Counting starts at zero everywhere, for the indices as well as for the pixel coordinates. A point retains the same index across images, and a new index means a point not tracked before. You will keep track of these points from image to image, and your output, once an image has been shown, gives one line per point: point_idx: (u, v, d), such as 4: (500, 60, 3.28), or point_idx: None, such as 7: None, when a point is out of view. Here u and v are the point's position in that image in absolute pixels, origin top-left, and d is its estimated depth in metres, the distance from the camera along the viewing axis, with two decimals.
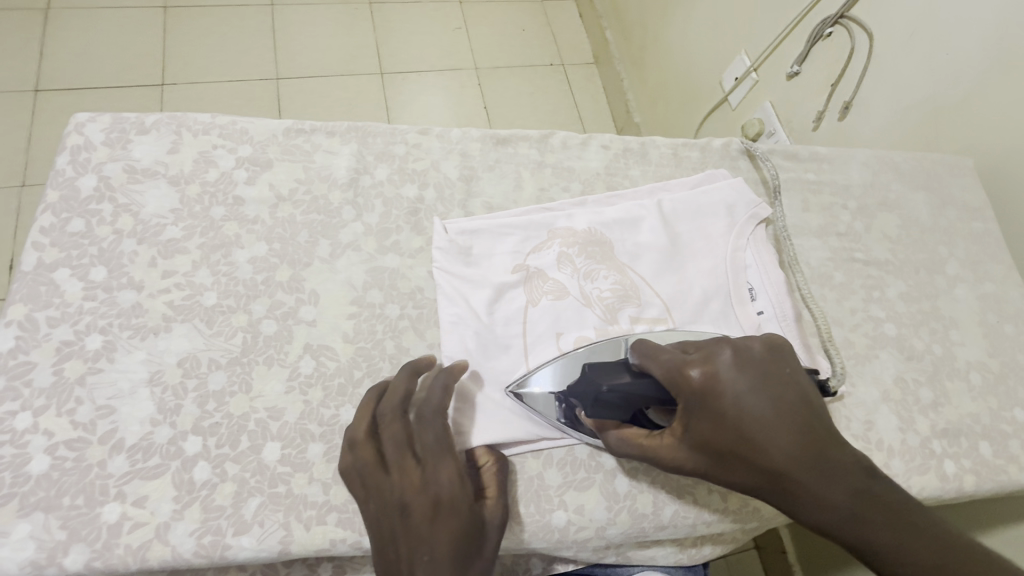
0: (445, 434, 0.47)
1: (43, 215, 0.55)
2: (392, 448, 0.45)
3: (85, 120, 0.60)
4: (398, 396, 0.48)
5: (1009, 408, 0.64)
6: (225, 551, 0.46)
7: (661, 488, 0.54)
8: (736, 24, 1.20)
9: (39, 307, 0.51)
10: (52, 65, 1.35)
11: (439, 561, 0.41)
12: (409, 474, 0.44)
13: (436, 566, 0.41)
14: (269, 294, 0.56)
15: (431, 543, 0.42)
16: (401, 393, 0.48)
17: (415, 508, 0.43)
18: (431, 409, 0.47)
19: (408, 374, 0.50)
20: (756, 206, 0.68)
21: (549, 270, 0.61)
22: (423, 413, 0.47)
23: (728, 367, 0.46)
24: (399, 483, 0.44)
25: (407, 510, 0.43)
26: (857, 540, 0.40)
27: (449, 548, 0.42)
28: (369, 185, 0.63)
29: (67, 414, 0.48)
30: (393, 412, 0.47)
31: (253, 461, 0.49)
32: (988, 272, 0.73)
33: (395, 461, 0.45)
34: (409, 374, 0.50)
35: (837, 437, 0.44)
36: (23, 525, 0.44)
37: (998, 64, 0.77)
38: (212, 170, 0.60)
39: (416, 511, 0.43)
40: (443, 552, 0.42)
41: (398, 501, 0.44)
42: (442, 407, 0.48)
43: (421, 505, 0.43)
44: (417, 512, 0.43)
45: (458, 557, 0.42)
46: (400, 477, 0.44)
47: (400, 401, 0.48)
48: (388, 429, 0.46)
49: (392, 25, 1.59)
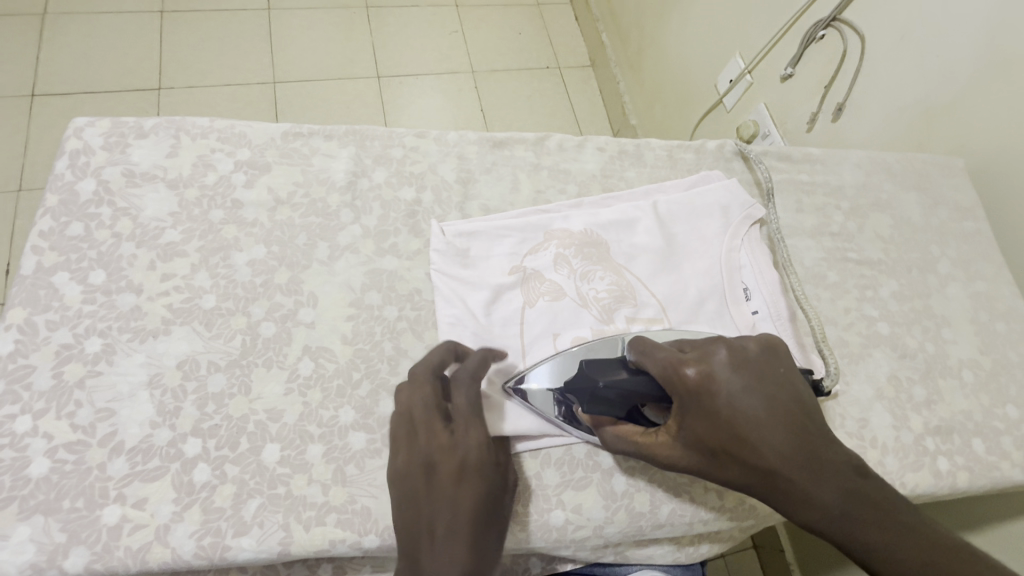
0: (476, 401, 0.48)
1: (42, 220, 0.55)
2: (422, 411, 0.47)
3: (84, 125, 0.60)
4: (432, 361, 0.50)
5: (1001, 405, 0.65)
6: (225, 553, 0.46)
7: (658, 486, 0.55)
8: (730, 27, 1.21)
9: (38, 311, 0.52)
10: (49, 70, 1.35)
11: (461, 521, 0.42)
12: (438, 435, 0.46)
13: (459, 525, 0.42)
14: (268, 296, 0.56)
15: (455, 504, 0.43)
16: (438, 359, 0.50)
17: (441, 468, 0.45)
18: (465, 376, 0.49)
19: (446, 347, 0.51)
20: (750, 207, 0.69)
21: (546, 271, 0.61)
22: (456, 380, 0.49)
23: (723, 367, 0.46)
24: (427, 443, 0.46)
25: (433, 470, 0.45)
26: (845, 538, 0.41)
27: (472, 510, 0.43)
28: (367, 188, 0.63)
29: (67, 417, 0.48)
30: (427, 375, 0.49)
31: (253, 463, 0.50)
32: (979, 270, 0.74)
33: (425, 422, 0.46)
34: (447, 347, 0.52)
35: (829, 436, 0.45)
36: (22, 528, 0.44)
37: (987, 65, 0.78)
38: (211, 173, 0.60)
39: (442, 471, 0.44)
40: (466, 514, 0.43)
41: (424, 460, 0.45)
42: (477, 373, 0.50)
43: (448, 465, 0.45)
44: (444, 472, 0.44)
45: (480, 517, 0.43)
46: (430, 437, 0.46)
47: (434, 366, 0.50)
48: (419, 392, 0.48)
49: (388, 29, 1.59)
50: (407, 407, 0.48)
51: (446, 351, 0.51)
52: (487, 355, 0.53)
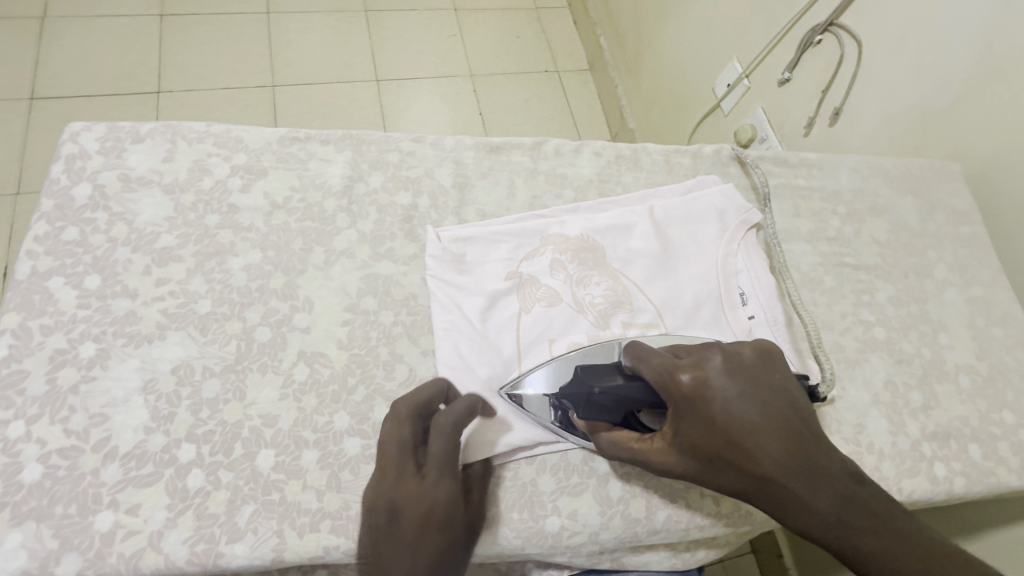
0: (452, 453, 0.47)
1: (38, 224, 0.55)
2: (396, 452, 0.47)
3: (80, 129, 0.60)
4: (418, 401, 0.50)
5: (998, 410, 0.65)
6: (218, 560, 0.46)
7: (654, 492, 0.55)
8: (728, 32, 1.21)
9: (33, 316, 0.51)
10: (48, 73, 1.35)
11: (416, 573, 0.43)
12: (408, 480, 0.46)
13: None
14: (264, 302, 0.56)
15: (414, 553, 0.43)
16: (424, 398, 0.50)
17: (406, 513, 0.45)
18: (447, 426, 0.47)
19: (437, 387, 0.51)
20: (746, 212, 0.69)
21: (542, 276, 0.61)
22: (438, 427, 0.47)
23: (718, 373, 0.46)
24: (395, 487, 0.46)
25: (398, 514, 0.45)
26: (841, 545, 0.41)
27: (429, 561, 0.43)
28: (363, 193, 0.63)
29: (60, 423, 0.48)
30: (409, 415, 0.49)
31: (247, 468, 0.49)
32: (976, 276, 0.74)
33: (398, 464, 0.47)
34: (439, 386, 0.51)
35: (825, 443, 0.44)
36: (15, 534, 0.44)
37: (984, 70, 0.78)
38: (207, 178, 0.60)
39: (406, 517, 0.45)
40: (423, 565, 0.43)
41: (389, 504, 0.45)
42: (458, 424, 0.48)
43: (413, 512, 0.44)
44: (407, 518, 0.44)
45: (436, 569, 0.44)
46: (399, 481, 0.46)
47: (418, 406, 0.49)
48: (397, 433, 0.48)
49: (387, 33, 1.60)
50: (384, 445, 0.48)
51: (434, 392, 0.51)
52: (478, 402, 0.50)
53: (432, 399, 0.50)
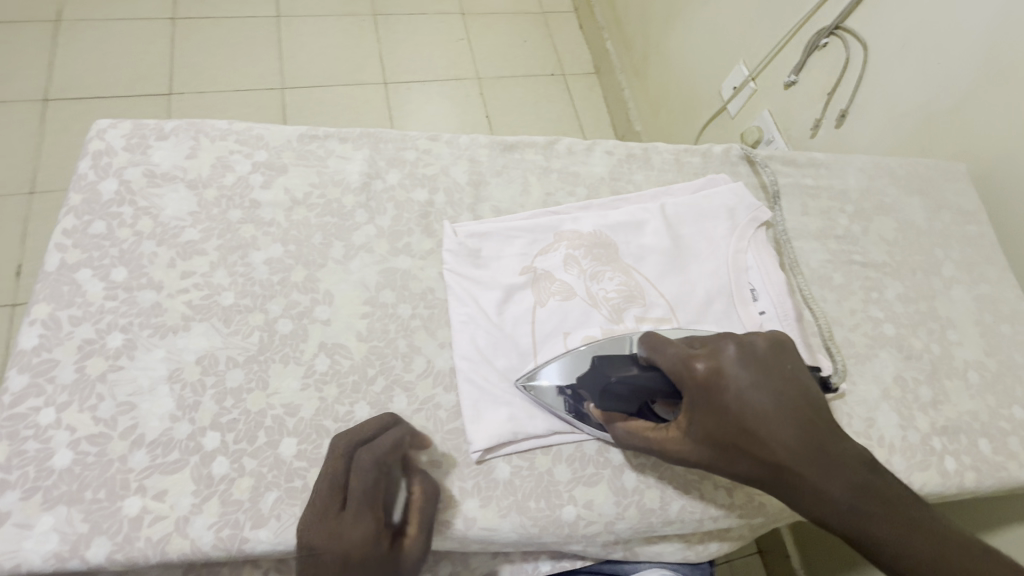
0: (371, 489, 0.47)
1: (66, 218, 0.57)
2: (324, 487, 0.47)
3: (107, 127, 0.61)
4: (355, 433, 0.49)
5: (1007, 406, 0.66)
6: (243, 544, 0.47)
7: (668, 483, 0.56)
8: (734, 35, 1.23)
9: (61, 307, 0.53)
10: (62, 75, 1.37)
11: None
12: (329, 520, 0.46)
13: None
14: (285, 294, 0.58)
15: None
16: (359, 431, 0.49)
17: (324, 552, 0.45)
18: (370, 461, 0.47)
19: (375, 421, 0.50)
20: (756, 209, 0.70)
21: (556, 271, 0.62)
22: (361, 462, 0.47)
23: (733, 362, 0.47)
24: (318, 525, 0.46)
25: (317, 554, 0.45)
26: (856, 533, 0.42)
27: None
28: (381, 190, 0.65)
29: (89, 410, 0.49)
30: (336, 452, 0.48)
31: (270, 456, 0.50)
32: (983, 274, 0.74)
33: (322, 502, 0.46)
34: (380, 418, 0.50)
35: (837, 431, 0.45)
36: (46, 518, 0.45)
37: (988, 72, 0.79)
38: (229, 174, 0.62)
39: (326, 561, 0.45)
40: None
41: (311, 542, 0.45)
42: (379, 460, 0.47)
43: (331, 552, 0.45)
44: (325, 558, 0.45)
45: None
46: (322, 519, 0.46)
47: (350, 442, 0.48)
48: (329, 466, 0.47)
49: (395, 36, 1.62)
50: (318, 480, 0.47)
51: (371, 427, 0.50)
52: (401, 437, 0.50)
53: (370, 432, 0.49)
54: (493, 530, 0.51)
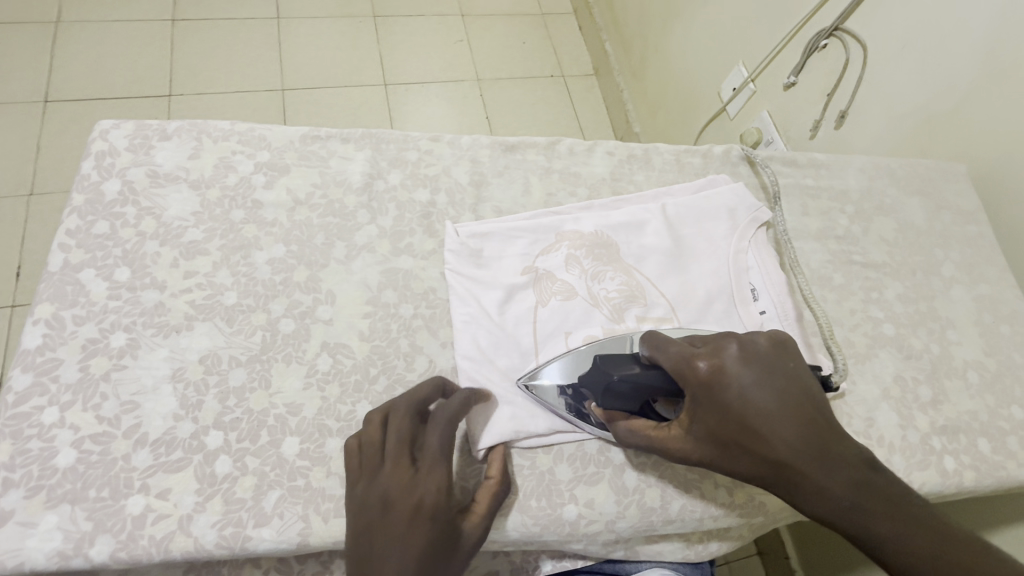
0: (447, 445, 0.48)
1: (69, 218, 0.57)
2: (394, 443, 0.47)
3: (110, 127, 0.62)
4: (418, 395, 0.51)
5: (1007, 406, 0.66)
6: (246, 543, 0.47)
7: (668, 483, 0.56)
8: (734, 37, 1.23)
9: (65, 306, 0.53)
10: (62, 77, 1.38)
11: (407, 566, 0.43)
12: (401, 471, 0.46)
13: (405, 568, 0.43)
14: (287, 294, 0.58)
15: (404, 547, 0.43)
16: (420, 395, 0.51)
17: (397, 503, 0.45)
18: (444, 417, 0.49)
19: (432, 385, 0.52)
20: (756, 209, 0.70)
21: (557, 271, 0.63)
22: (434, 418, 0.49)
23: (735, 361, 0.47)
24: (389, 478, 0.46)
25: (389, 506, 0.45)
26: (855, 530, 0.42)
27: (421, 552, 0.43)
28: (383, 190, 0.65)
29: (92, 409, 0.50)
30: (406, 410, 0.49)
31: (273, 455, 0.51)
32: (982, 274, 0.75)
33: (393, 455, 0.47)
34: (437, 384, 0.53)
35: (839, 430, 0.45)
36: (50, 516, 0.45)
37: (987, 73, 0.80)
38: (232, 174, 0.62)
39: (398, 513, 0.44)
40: (413, 559, 0.43)
41: (382, 495, 0.45)
42: (455, 416, 0.49)
43: (407, 501, 0.45)
44: (399, 508, 0.44)
45: (426, 566, 0.43)
46: (393, 472, 0.46)
47: (416, 402, 0.50)
48: (396, 424, 0.48)
49: (395, 38, 1.62)
50: (382, 439, 0.48)
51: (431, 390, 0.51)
52: (473, 394, 0.52)
53: (431, 395, 0.51)
54: (495, 528, 0.51)
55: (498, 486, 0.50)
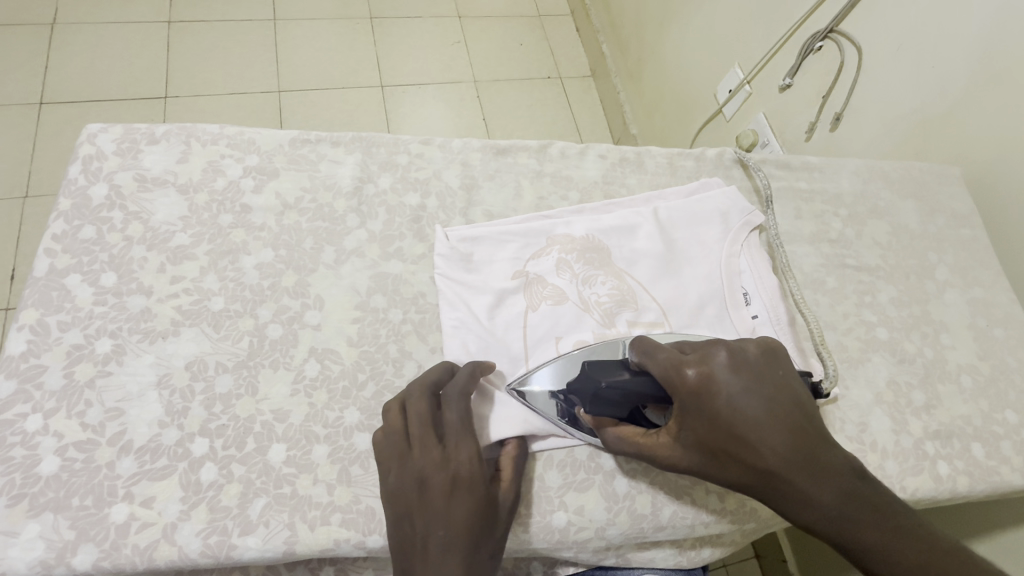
0: (467, 418, 0.48)
1: (56, 223, 0.56)
2: (417, 425, 0.47)
3: (98, 131, 0.61)
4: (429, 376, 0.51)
5: (1000, 410, 0.65)
6: (231, 551, 0.46)
7: (659, 489, 0.55)
8: (730, 39, 1.23)
9: (50, 312, 0.52)
10: (57, 79, 1.37)
11: (455, 536, 0.43)
12: (431, 451, 0.46)
13: (453, 540, 0.43)
14: (275, 299, 0.57)
15: (450, 519, 0.44)
16: (429, 379, 0.51)
17: (433, 481, 0.45)
18: (457, 392, 0.49)
19: (440, 367, 0.53)
20: (749, 213, 0.70)
21: (548, 276, 0.62)
22: (448, 396, 0.49)
23: (724, 368, 0.47)
24: (420, 459, 0.46)
25: (426, 485, 0.45)
26: (843, 539, 0.41)
27: (465, 524, 0.44)
28: (373, 194, 0.65)
29: (77, 416, 0.49)
30: (422, 392, 0.49)
31: (259, 462, 0.50)
32: (976, 277, 0.74)
33: (419, 436, 0.47)
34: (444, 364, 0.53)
35: (828, 438, 0.45)
36: (32, 525, 0.45)
37: (982, 74, 0.79)
38: (220, 178, 0.62)
39: (436, 489, 0.45)
40: (459, 529, 0.43)
41: (416, 476, 0.45)
42: (466, 390, 0.50)
43: (442, 478, 0.45)
44: (436, 485, 0.45)
45: (474, 535, 0.44)
46: (423, 453, 0.46)
47: (428, 384, 0.50)
48: (415, 406, 0.48)
49: (392, 39, 1.62)
50: (404, 424, 0.48)
51: (438, 371, 0.52)
52: (478, 369, 0.53)
53: (439, 375, 0.52)
54: None
55: (516, 451, 0.53)
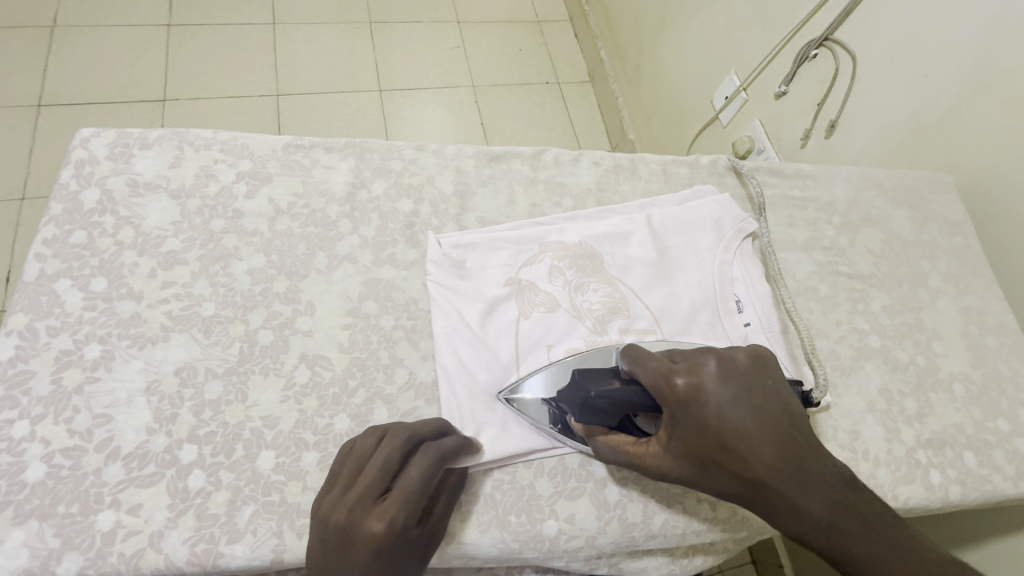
0: (426, 482, 0.45)
1: (46, 227, 0.56)
2: (375, 469, 0.45)
3: (90, 135, 0.61)
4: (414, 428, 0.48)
5: (992, 418, 0.65)
6: (218, 560, 0.46)
7: (651, 497, 0.55)
8: (727, 46, 1.23)
9: (39, 317, 0.52)
10: (56, 81, 1.37)
11: None
12: (372, 501, 0.43)
13: None
14: (267, 305, 0.57)
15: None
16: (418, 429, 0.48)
17: (360, 533, 0.42)
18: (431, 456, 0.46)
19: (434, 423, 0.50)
20: (742, 220, 0.70)
21: (541, 283, 0.62)
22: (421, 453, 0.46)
23: (713, 378, 0.46)
24: (360, 502, 0.43)
25: (352, 533, 0.42)
26: (833, 550, 0.41)
27: None
28: (366, 200, 0.65)
29: (64, 423, 0.49)
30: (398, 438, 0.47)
31: (247, 470, 0.50)
32: (969, 285, 0.74)
33: (370, 480, 0.44)
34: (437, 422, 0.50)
35: (817, 447, 0.45)
36: (17, 533, 0.45)
37: (974, 86, 0.80)
38: (213, 184, 0.62)
39: (358, 539, 0.42)
40: None
41: (348, 519, 0.43)
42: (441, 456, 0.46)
43: (366, 534, 0.42)
44: (358, 539, 0.42)
45: None
46: (364, 498, 0.44)
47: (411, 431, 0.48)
48: (383, 451, 0.46)
49: (390, 44, 1.62)
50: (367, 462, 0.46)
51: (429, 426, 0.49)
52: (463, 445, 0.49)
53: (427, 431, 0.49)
54: (472, 544, 0.50)
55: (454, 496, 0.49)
